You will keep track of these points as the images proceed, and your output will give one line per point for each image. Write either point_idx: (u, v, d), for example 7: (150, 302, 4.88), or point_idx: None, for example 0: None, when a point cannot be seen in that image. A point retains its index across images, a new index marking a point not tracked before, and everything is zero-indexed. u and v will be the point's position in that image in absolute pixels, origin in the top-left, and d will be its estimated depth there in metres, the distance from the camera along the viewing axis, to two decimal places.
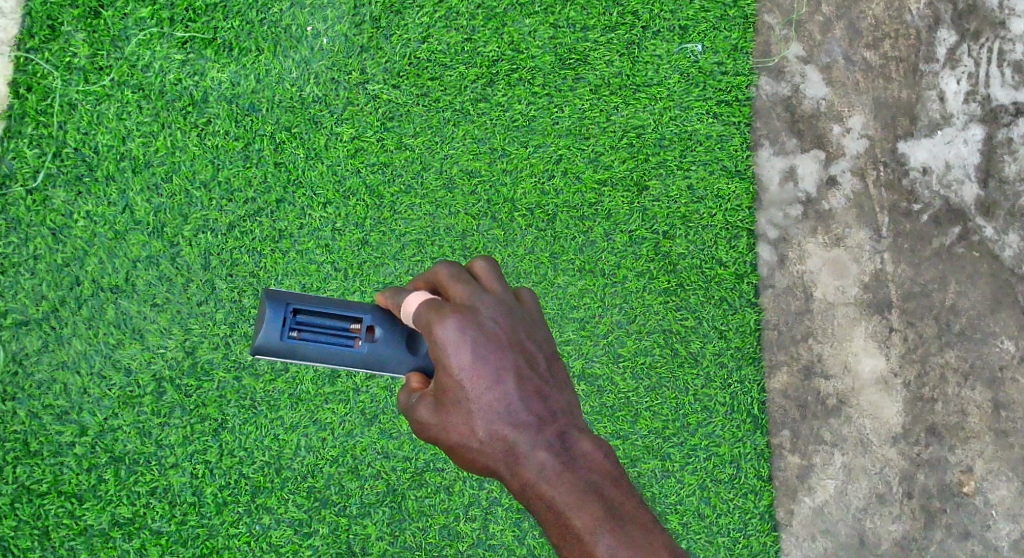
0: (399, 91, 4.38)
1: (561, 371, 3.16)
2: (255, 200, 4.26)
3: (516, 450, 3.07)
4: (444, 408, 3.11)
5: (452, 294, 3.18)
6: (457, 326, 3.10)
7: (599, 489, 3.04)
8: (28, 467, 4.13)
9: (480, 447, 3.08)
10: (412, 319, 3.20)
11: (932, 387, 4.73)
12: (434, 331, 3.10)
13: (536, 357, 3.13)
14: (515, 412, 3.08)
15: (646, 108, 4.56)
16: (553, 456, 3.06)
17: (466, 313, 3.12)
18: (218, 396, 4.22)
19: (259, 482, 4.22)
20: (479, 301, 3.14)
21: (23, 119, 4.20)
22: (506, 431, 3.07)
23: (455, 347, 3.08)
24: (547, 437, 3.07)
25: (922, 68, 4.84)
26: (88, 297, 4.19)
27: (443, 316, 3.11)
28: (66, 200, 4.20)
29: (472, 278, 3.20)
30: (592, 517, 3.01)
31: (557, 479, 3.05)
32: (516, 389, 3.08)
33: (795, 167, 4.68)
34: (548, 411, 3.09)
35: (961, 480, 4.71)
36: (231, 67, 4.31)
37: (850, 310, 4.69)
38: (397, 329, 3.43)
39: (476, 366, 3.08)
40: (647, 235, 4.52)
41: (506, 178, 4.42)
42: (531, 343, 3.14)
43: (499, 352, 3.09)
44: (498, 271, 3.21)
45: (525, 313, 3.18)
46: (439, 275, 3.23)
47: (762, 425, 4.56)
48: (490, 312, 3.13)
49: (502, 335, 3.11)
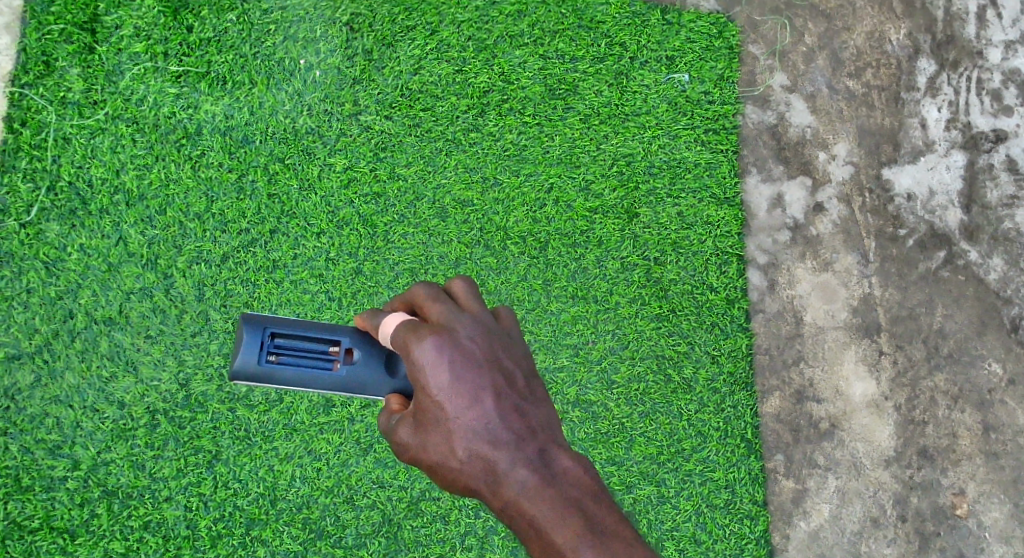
0: (392, 122, 4.41)
1: (540, 388, 3.21)
2: (248, 231, 4.27)
3: (495, 468, 3.11)
4: (424, 428, 3.16)
5: (430, 315, 3.24)
6: (435, 347, 3.15)
7: (579, 504, 3.07)
8: (20, 503, 4.09)
9: (460, 466, 3.12)
10: (391, 342, 3.26)
11: (922, 410, 4.76)
12: (412, 352, 3.16)
13: (514, 375, 3.18)
14: (494, 430, 3.12)
15: (636, 137, 4.61)
16: (533, 473, 3.10)
17: (443, 333, 3.17)
18: (212, 428, 4.20)
19: (253, 514, 4.19)
20: (457, 321, 3.20)
21: (18, 154, 4.20)
22: (486, 449, 3.11)
23: (433, 368, 3.14)
24: (526, 454, 3.11)
25: (903, 96, 4.91)
26: (82, 330, 4.17)
27: (421, 338, 3.17)
28: (60, 233, 4.19)
29: (449, 298, 3.26)
30: (573, 532, 3.04)
31: (537, 496, 3.08)
32: (495, 407, 3.13)
33: (782, 194, 4.73)
34: (526, 428, 3.13)
35: (953, 503, 4.74)
36: (225, 100, 4.32)
37: (839, 334, 4.73)
38: (374, 351, 3.50)
39: (454, 385, 3.13)
40: (638, 262, 4.55)
41: (498, 207, 4.45)
42: (509, 361, 3.19)
43: (477, 372, 3.14)
44: (475, 292, 3.27)
45: (503, 332, 3.23)
46: (417, 297, 3.28)
47: (756, 450, 4.58)
48: (468, 332, 3.19)
49: (479, 354, 3.16)
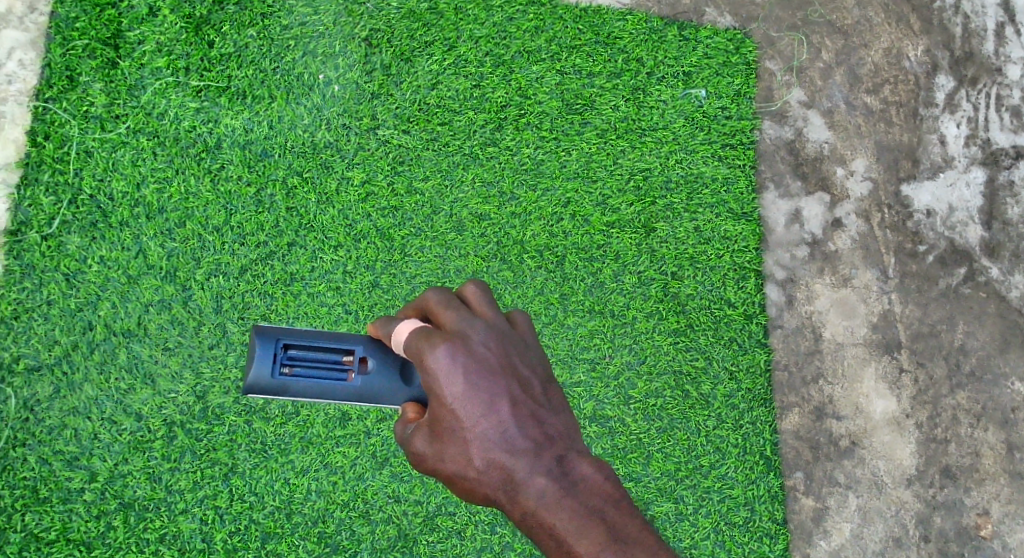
0: (409, 136, 4.44)
1: (556, 394, 3.15)
2: (266, 244, 4.28)
3: (514, 478, 3.05)
4: (440, 438, 3.09)
5: (442, 322, 3.17)
6: (449, 354, 3.08)
7: (600, 513, 3.02)
8: (37, 515, 4.06)
9: (478, 476, 3.05)
10: (403, 350, 3.18)
11: (944, 428, 4.72)
12: (425, 360, 3.08)
13: (530, 382, 3.12)
14: (511, 438, 3.05)
15: (653, 152, 4.61)
16: (553, 482, 3.04)
17: (457, 340, 3.10)
18: (228, 440, 4.17)
19: (269, 527, 4.16)
20: (469, 327, 3.13)
21: (40, 167, 4.22)
22: (504, 458, 3.05)
23: (448, 376, 3.06)
24: (545, 462, 3.05)
25: (922, 112, 4.89)
26: (100, 342, 4.17)
27: (434, 345, 3.09)
28: (80, 246, 4.20)
29: (461, 303, 3.19)
30: (594, 542, 2.99)
31: (557, 505, 3.03)
32: (511, 415, 3.06)
33: (800, 209, 4.72)
34: (544, 436, 3.07)
35: (977, 523, 4.68)
36: (245, 115, 4.35)
37: (859, 350, 4.69)
38: (389, 360, 3.45)
39: (470, 393, 3.06)
40: (656, 276, 4.54)
41: (516, 221, 4.46)
42: (525, 367, 3.13)
43: (492, 379, 3.07)
44: (488, 295, 3.19)
45: (517, 338, 3.17)
46: (428, 303, 3.22)
47: (775, 467, 4.53)
48: (481, 338, 3.12)
49: (494, 361, 3.09)
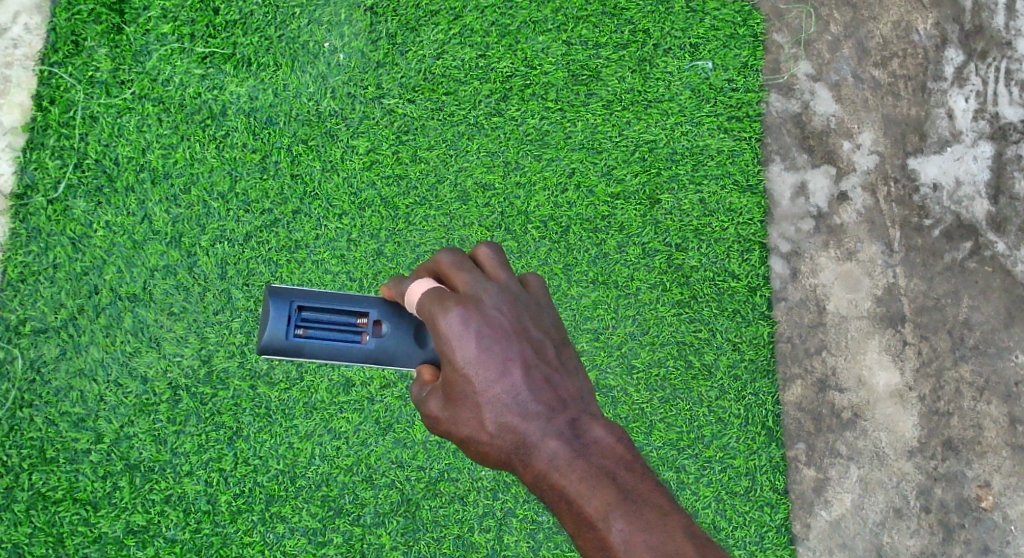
0: (414, 105, 4.46)
1: (570, 358, 3.18)
2: (271, 211, 4.32)
3: (526, 441, 3.08)
4: (454, 402, 3.12)
5: (455, 284, 3.19)
6: (461, 318, 3.10)
7: (611, 475, 3.05)
8: (44, 474, 4.11)
9: (491, 440, 3.08)
10: (417, 311, 3.20)
11: (947, 401, 4.72)
12: (438, 324, 3.11)
13: (543, 345, 3.15)
14: (524, 402, 3.09)
15: (658, 123, 4.63)
16: (564, 445, 3.07)
17: (469, 304, 3.12)
18: (233, 404, 4.21)
19: (273, 490, 4.19)
20: (482, 291, 3.15)
21: (46, 131, 4.27)
22: (517, 422, 3.08)
23: (460, 340, 3.09)
24: (558, 425, 3.09)
25: (930, 86, 4.89)
26: (106, 306, 4.22)
27: (446, 308, 3.11)
28: (86, 210, 4.25)
29: (474, 266, 3.21)
30: (604, 503, 3.01)
31: (568, 467, 3.05)
32: (524, 379, 3.09)
33: (806, 182, 4.73)
34: (557, 399, 3.11)
35: (979, 495, 4.69)
36: (250, 82, 4.39)
37: (863, 323, 4.70)
38: (403, 323, 3.49)
39: (482, 357, 3.08)
40: (660, 247, 4.56)
41: (520, 191, 4.48)
42: (538, 331, 3.15)
43: (505, 343, 3.10)
44: (501, 258, 3.22)
45: (530, 301, 3.19)
46: (440, 265, 3.23)
47: (777, 437, 4.54)
48: (494, 301, 3.14)
49: (507, 325, 3.12)
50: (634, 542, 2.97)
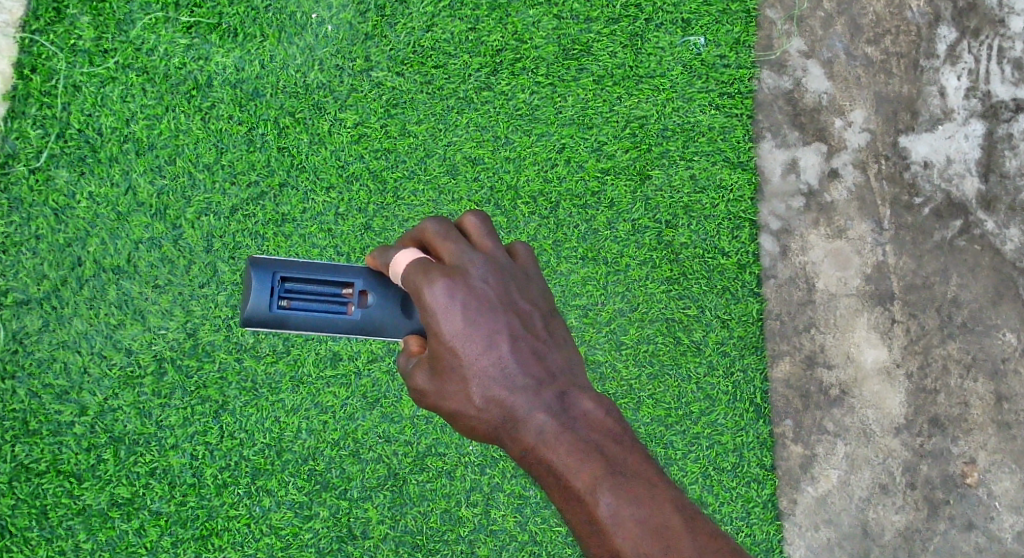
0: (403, 78, 4.43)
1: (558, 328, 3.17)
2: (258, 184, 4.29)
3: (514, 415, 3.07)
4: (441, 376, 3.11)
5: (442, 255, 3.17)
6: (447, 290, 3.08)
7: (600, 447, 3.05)
8: (27, 446, 4.09)
9: (479, 414, 3.08)
10: (402, 282, 3.19)
11: (934, 378, 4.73)
12: (423, 296, 3.09)
13: (531, 317, 3.14)
14: (512, 375, 3.08)
15: (649, 99, 4.60)
16: (552, 418, 3.07)
17: (455, 276, 3.10)
18: (219, 378, 4.19)
19: (259, 464, 4.18)
20: (469, 262, 3.14)
21: (27, 100, 4.23)
22: (504, 395, 3.08)
23: (446, 313, 3.07)
24: (545, 398, 3.08)
25: (922, 64, 4.87)
26: (90, 278, 4.19)
27: (432, 280, 3.09)
28: (69, 180, 4.22)
29: (460, 236, 3.19)
30: (591, 476, 3.01)
31: (556, 441, 3.05)
32: (511, 352, 3.09)
33: (797, 159, 4.71)
34: (545, 372, 3.10)
35: (964, 472, 4.70)
36: (236, 52, 4.35)
37: (852, 301, 4.70)
38: (389, 293, 3.48)
39: (468, 331, 3.07)
40: (650, 224, 4.53)
41: (510, 165, 4.45)
42: (526, 302, 3.15)
43: (492, 316, 3.09)
44: (488, 227, 3.20)
45: (518, 272, 3.18)
46: (427, 233, 3.20)
47: (765, 414, 4.54)
48: (481, 273, 3.13)
49: (494, 297, 3.11)
50: (622, 515, 2.97)
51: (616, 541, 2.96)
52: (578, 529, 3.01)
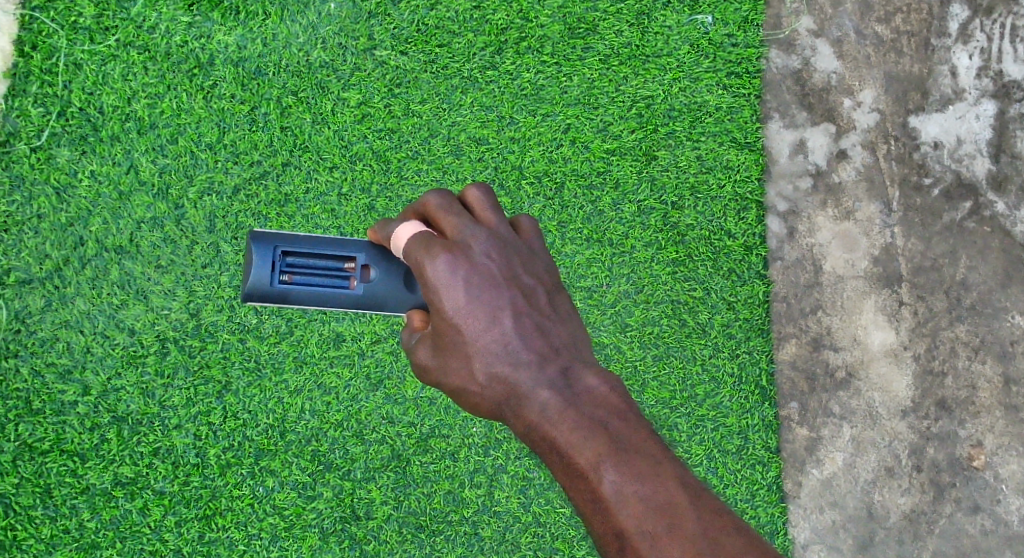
0: (407, 57, 4.40)
1: (563, 304, 3.16)
2: (261, 163, 4.28)
3: (517, 391, 3.06)
4: (443, 352, 3.10)
5: (444, 229, 3.15)
6: (449, 265, 3.08)
7: (604, 424, 3.02)
8: (30, 425, 4.10)
9: (481, 390, 3.07)
10: (404, 257, 3.18)
11: (942, 361, 4.70)
12: (425, 271, 3.09)
13: (534, 292, 3.12)
14: (515, 351, 3.07)
15: (656, 79, 4.56)
16: (556, 395, 3.05)
17: (457, 250, 3.09)
18: (222, 358, 4.19)
19: (262, 444, 4.18)
20: (471, 237, 3.12)
21: (28, 78, 4.21)
22: (507, 371, 3.06)
23: (448, 288, 3.06)
24: (549, 374, 3.07)
25: (933, 42, 4.81)
26: (92, 257, 4.18)
27: (434, 256, 3.09)
28: (70, 159, 4.21)
29: (463, 210, 3.17)
30: (595, 453, 2.98)
31: (560, 418, 3.03)
32: (514, 327, 3.07)
33: (805, 140, 4.67)
34: (549, 347, 3.09)
35: (971, 454, 4.68)
36: (238, 31, 4.33)
37: (860, 283, 4.67)
38: (392, 267, 3.48)
39: (471, 306, 3.06)
40: (656, 205, 4.51)
41: (514, 146, 4.42)
42: (529, 278, 3.13)
43: (495, 291, 3.08)
44: (491, 200, 3.18)
45: (521, 246, 3.16)
46: (428, 207, 3.18)
47: (770, 396, 4.52)
48: (483, 247, 3.11)
49: (497, 272, 3.09)
50: (626, 492, 2.95)
51: (620, 518, 2.94)
52: (582, 507, 2.99)
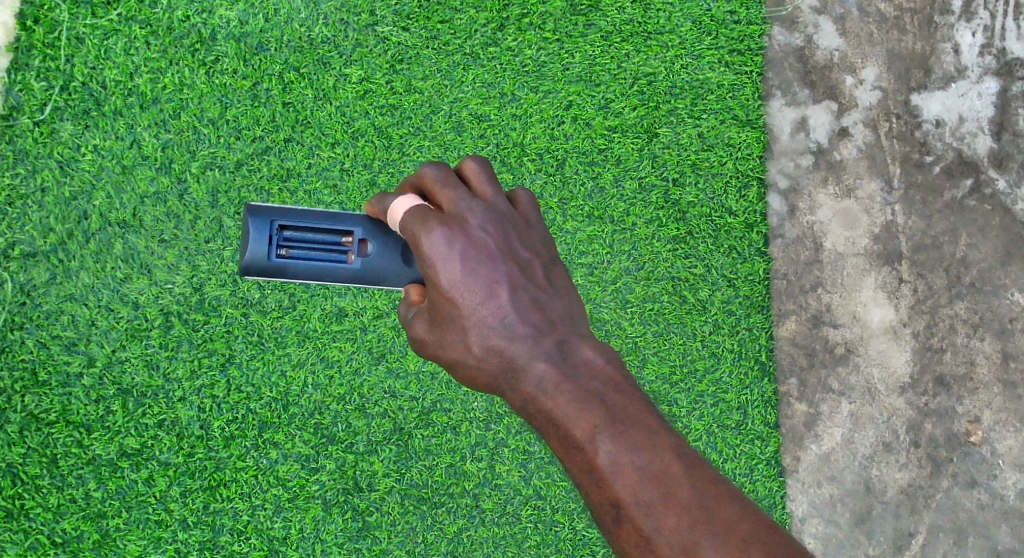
0: (409, 33, 4.43)
1: (559, 276, 3.19)
2: (263, 139, 4.31)
3: (514, 363, 3.09)
4: (440, 325, 3.14)
5: (441, 202, 3.18)
6: (445, 238, 3.11)
7: (600, 395, 3.05)
8: (36, 397, 4.15)
9: (478, 363, 3.11)
10: (400, 231, 3.21)
11: (941, 337, 4.73)
12: (421, 245, 3.12)
13: (531, 265, 3.16)
14: (511, 324, 3.10)
15: (658, 56, 4.58)
16: (552, 367, 3.08)
17: (454, 224, 3.13)
18: (225, 332, 4.23)
19: (266, 417, 4.23)
20: (467, 210, 3.15)
21: (31, 52, 4.24)
22: (503, 344, 3.10)
23: (444, 262, 3.10)
24: (545, 347, 3.10)
25: (936, 20, 4.82)
26: (96, 231, 4.22)
27: (429, 229, 3.12)
28: (74, 133, 4.24)
29: (460, 183, 3.20)
30: (591, 425, 3.02)
31: (556, 390, 3.06)
32: (510, 301, 3.11)
33: (807, 118, 4.69)
34: (545, 320, 3.12)
35: (968, 430, 4.72)
36: (240, 6, 4.35)
37: (860, 260, 4.70)
38: (389, 242, 3.51)
39: (467, 280, 3.10)
40: (658, 182, 4.54)
41: (516, 123, 4.45)
42: (525, 250, 3.16)
43: (490, 265, 3.11)
44: (487, 173, 3.21)
45: (518, 219, 3.19)
46: (425, 180, 3.22)
47: (770, 372, 4.56)
48: (479, 221, 3.14)
49: (492, 245, 3.13)
50: (621, 463, 2.98)
51: (615, 489, 2.98)
52: (579, 478, 3.02)
